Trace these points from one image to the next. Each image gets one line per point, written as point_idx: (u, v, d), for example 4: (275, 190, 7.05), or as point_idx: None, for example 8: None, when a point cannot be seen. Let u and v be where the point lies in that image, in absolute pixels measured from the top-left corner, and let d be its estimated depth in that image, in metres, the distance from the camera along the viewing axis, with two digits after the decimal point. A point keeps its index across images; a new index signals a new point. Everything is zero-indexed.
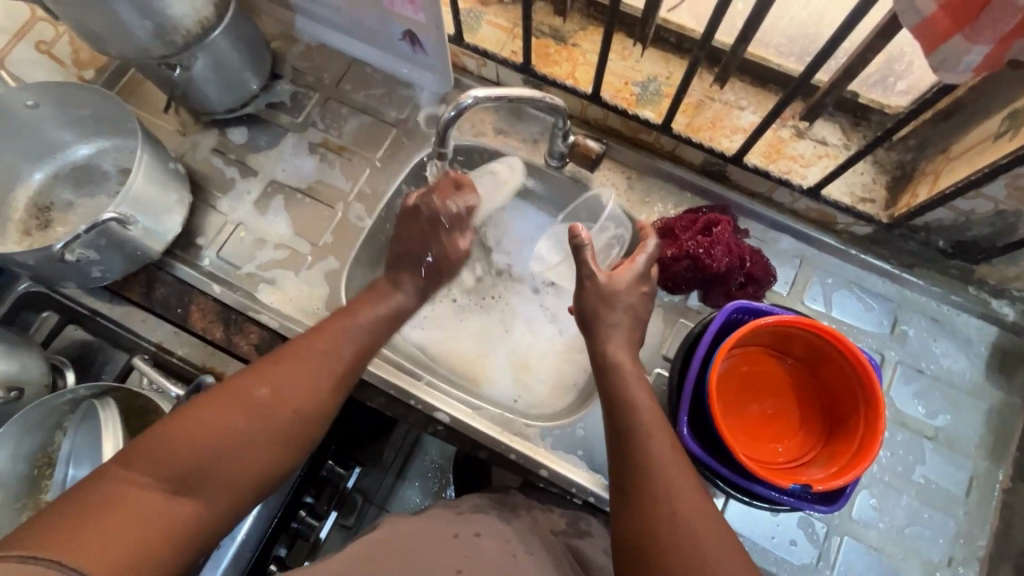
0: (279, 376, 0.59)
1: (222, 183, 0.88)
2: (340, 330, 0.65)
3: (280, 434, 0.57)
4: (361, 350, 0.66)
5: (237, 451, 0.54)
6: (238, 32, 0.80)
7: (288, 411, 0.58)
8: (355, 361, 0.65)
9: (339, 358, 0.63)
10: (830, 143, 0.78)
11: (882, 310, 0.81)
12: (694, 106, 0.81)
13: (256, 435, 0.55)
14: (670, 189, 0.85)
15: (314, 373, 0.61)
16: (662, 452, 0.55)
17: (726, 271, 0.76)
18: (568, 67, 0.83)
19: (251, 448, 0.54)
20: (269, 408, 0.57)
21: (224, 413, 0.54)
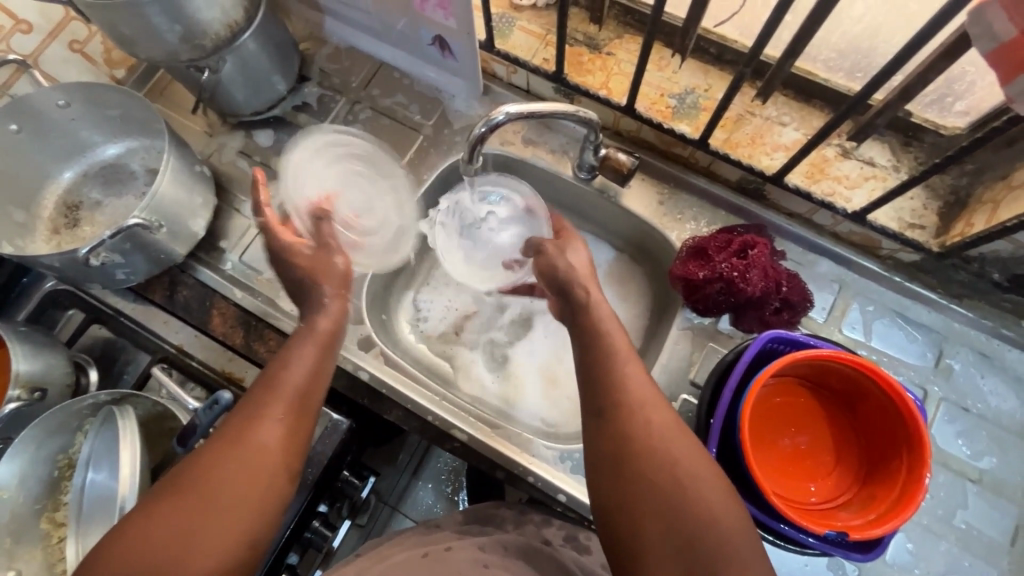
0: (225, 452, 0.49)
1: (247, 186, 0.87)
2: (279, 380, 0.56)
3: (241, 517, 0.47)
4: (315, 385, 0.58)
5: (196, 553, 0.44)
6: (267, 35, 0.79)
7: (247, 479, 0.49)
8: (306, 403, 0.56)
9: (289, 406, 0.54)
10: (878, 164, 0.73)
11: (927, 342, 0.76)
12: (733, 120, 0.77)
13: (212, 531, 0.46)
14: (704, 207, 0.82)
15: (261, 437, 0.51)
16: (631, 364, 0.56)
17: (761, 297, 0.73)
18: (602, 76, 0.80)
19: (210, 547, 0.45)
20: (224, 494, 0.47)
21: (166, 519, 0.45)
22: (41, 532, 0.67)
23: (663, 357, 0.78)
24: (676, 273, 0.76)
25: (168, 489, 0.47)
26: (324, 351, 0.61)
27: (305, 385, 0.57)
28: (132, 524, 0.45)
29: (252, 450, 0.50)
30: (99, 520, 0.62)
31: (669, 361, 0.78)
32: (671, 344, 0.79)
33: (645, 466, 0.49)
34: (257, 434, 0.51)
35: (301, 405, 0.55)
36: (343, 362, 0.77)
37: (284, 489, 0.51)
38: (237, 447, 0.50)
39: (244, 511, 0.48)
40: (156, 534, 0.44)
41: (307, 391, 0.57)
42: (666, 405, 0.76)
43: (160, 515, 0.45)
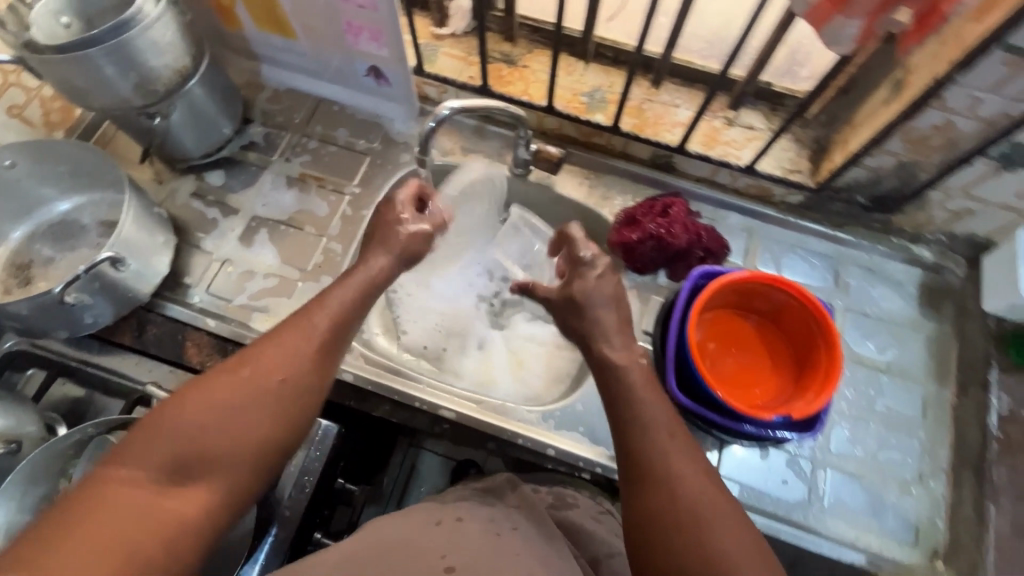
0: (272, 353, 0.57)
1: (204, 224, 0.91)
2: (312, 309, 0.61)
3: (262, 414, 0.54)
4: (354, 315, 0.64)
5: (239, 435, 0.52)
6: (213, 81, 0.85)
7: (291, 385, 0.56)
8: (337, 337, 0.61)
9: (332, 330, 0.61)
10: (756, 127, 0.89)
11: (825, 266, 0.91)
12: (638, 107, 0.91)
13: (235, 425, 0.52)
14: (627, 184, 0.94)
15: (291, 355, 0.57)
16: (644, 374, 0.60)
17: (687, 247, 0.86)
18: (522, 85, 0.93)
19: (249, 437, 0.53)
20: (266, 392, 0.55)
21: (197, 406, 0.51)
22: None
23: None
24: (614, 240, 0.87)
25: (224, 372, 0.54)
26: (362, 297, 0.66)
27: (348, 314, 0.63)
28: (183, 400, 0.52)
29: (292, 355, 0.57)
30: None
31: None
32: None
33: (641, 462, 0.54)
34: (298, 345, 0.58)
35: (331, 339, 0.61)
36: None
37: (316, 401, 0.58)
38: (281, 351, 0.57)
39: (266, 414, 0.54)
40: (203, 411, 0.51)
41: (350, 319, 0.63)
42: None
43: (206, 398, 0.52)
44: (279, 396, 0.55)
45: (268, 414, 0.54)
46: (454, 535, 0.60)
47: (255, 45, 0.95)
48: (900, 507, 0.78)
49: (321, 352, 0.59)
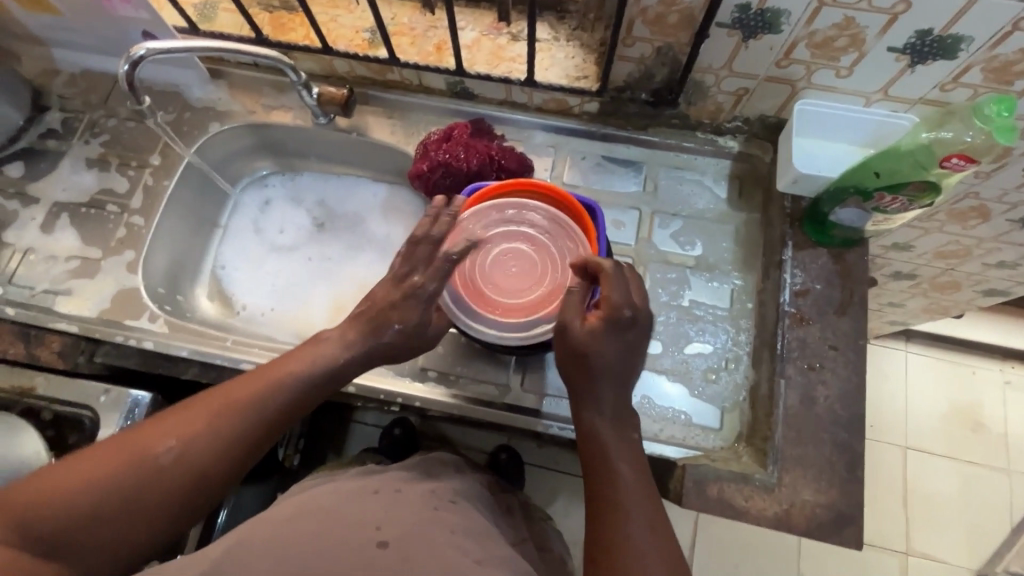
0: (187, 433, 0.58)
1: (5, 216, 0.90)
2: (262, 396, 0.61)
3: (183, 493, 0.56)
4: (293, 396, 0.63)
5: (135, 512, 0.55)
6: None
7: (195, 467, 0.57)
8: (282, 422, 0.62)
9: (264, 418, 0.61)
10: (541, 39, 0.87)
11: (633, 172, 0.90)
12: (422, 35, 0.89)
13: (143, 503, 0.55)
14: (430, 118, 0.94)
15: (225, 441, 0.59)
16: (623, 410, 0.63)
17: (478, 171, 0.84)
18: (303, 31, 0.90)
19: (150, 512, 0.55)
20: (173, 467, 0.56)
21: (114, 468, 0.55)
22: None
23: None
24: (410, 174, 0.87)
25: (131, 449, 0.56)
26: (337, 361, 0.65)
27: (284, 397, 0.62)
28: (84, 462, 0.55)
29: (215, 432, 0.58)
30: None
31: None
32: None
33: (594, 488, 0.59)
34: (227, 424, 0.59)
35: (276, 423, 0.62)
36: (130, 339, 0.82)
37: (231, 476, 0.59)
38: (211, 427, 0.58)
39: (170, 491, 0.56)
40: (103, 484, 0.54)
41: (289, 404, 0.62)
42: None
43: (107, 472, 0.54)
44: (183, 474, 0.56)
45: (175, 488, 0.56)
46: (386, 501, 0.63)
47: (32, 28, 0.93)
48: (705, 397, 0.78)
49: (249, 435, 0.60)
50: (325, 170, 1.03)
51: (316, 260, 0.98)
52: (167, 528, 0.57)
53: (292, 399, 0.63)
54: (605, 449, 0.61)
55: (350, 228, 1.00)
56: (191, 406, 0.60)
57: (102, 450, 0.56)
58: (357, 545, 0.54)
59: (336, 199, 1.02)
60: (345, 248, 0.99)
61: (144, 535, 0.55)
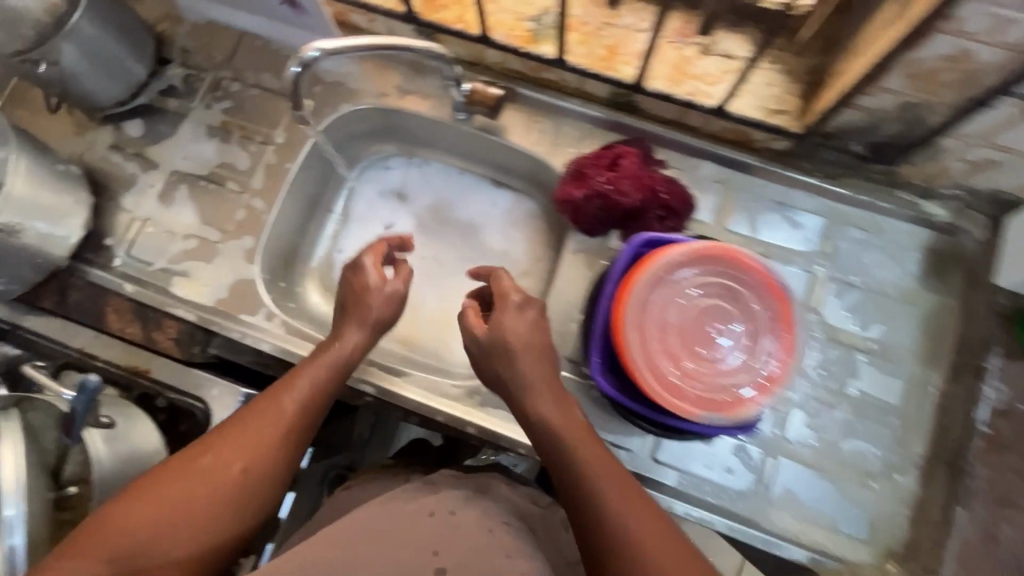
0: (234, 436, 0.55)
1: (124, 179, 0.85)
2: (281, 398, 0.58)
3: (221, 514, 0.52)
4: (320, 395, 0.60)
5: (190, 524, 0.50)
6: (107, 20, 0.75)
7: (246, 467, 0.54)
8: (309, 418, 0.59)
9: (305, 404, 0.59)
10: (736, 56, 0.73)
11: (809, 226, 0.78)
12: (593, 34, 0.76)
13: (194, 515, 0.51)
14: (581, 129, 0.82)
15: (257, 444, 0.55)
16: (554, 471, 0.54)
17: (640, 206, 0.74)
18: (457, 10, 0.78)
19: (206, 521, 0.51)
20: (216, 472, 0.53)
21: (168, 488, 0.51)
22: None
23: (558, 282, 0.78)
24: (559, 197, 0.76)
25: (165, 468, 0.53)
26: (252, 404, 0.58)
27: (327, 384, 0.61)
28: (128, 495, 0.50)
29: (263, 424, 0.56)
30: None
31: (564, 287, 0.78)
32: (565, 268, 0.79)
33: (602, 539, 0.49)
34: (275, 412, 0.57)
35: (305, 418, 0.59)
36: (246, 337, 0.78)
37: (283, 476, 0.56)
38: (242, 426, 0.56)
39: (223, 498, 0.52)
40: (148, 509, 0.50)
41: (324, 391, 0.61)
42: (566, 327, 0.77)
43: (150, 493, 0.51)
44: (232, 476, 0.53)
45: (224, 493, 0.52)
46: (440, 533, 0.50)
47: None
48: (858, 503, 0.70)
49: (292, 425, 0.57)
50: (447, 163, 0.93)
51: (432, 263, 0.90)
52: (224, 543, 0.52)
53: (316, 395, 0.60)
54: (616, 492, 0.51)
55: (469, 235, 0.91)
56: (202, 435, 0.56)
57: (146, 483, 0.51)
58: (416, 560, 0.46)
59: (454, 199, 0.93)
60: (462, 257, 0.90)
61: (202, 549, 0.51)
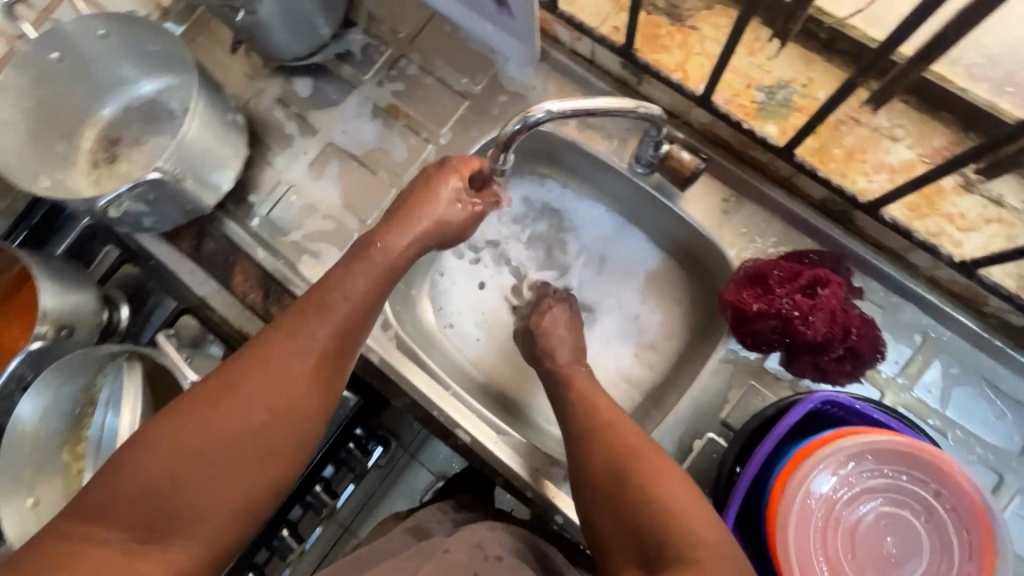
0: (258, 370, 0.47)
1: (281, 138, 0.83)
2: (294, 349, 0.49)
3: (258, 462, 0.46)
4: (350, 329, 0.53)
5: (226, 477, 0.44)
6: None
7: (284, 419, 0.47)
8: (338, 356, 0.52)
9: (329, 343, 0.51)
10: (1007, 205, 0.60)
11: (1017, 422, 0.64)
12: (831, 127, 0.64)
13: (226, 460, 0.44)
14: (774, 224, 0.70)
15: (286, 387, 0.48)
16: (609, 474, 0.51)
17: (823, 342, 0.62)
18: (679, 56, 0.69)
19: (242, 474, 0.45)
20: (251, 413, 0.46)
21: (193, 425, 0.44)
22: (63, 463, 0.71)
23: (694, 388, 0.69)
24: (727, 298, 0.66)
25: (189, 401, 0.46)
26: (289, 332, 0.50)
27: (356, 310, 0.53)
28: (147, 437, 0.44)
29: (284, 368, 0.48)
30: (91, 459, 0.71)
31: (698, 395, 0.69)
32: (706, 376, 0.69)
33: (653, 544, 0.45)
34: (293, 350, 0.49)
35: (325, 366, 0.50)
36: None
37: (317, 424, 0.50)
38: (268, 364, 0.48)
39: (257, 448, 0.46)
40: (173, 451, 0.43)
41: (353, 322, 0.53)
42: (688, 441, 0.68)
43: (172, 434, 0.44)
44: (265, 427, 0.46)
45: (254, 440, 0.46)
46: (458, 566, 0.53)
47: None
48: None
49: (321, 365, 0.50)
50: (596, 201, 0.82)
51: None
52: (260, 499, 0.46)
53: (351, 319, 0.53)
54: (636, 485, 0.48)
55: (601, 286, 0.80)
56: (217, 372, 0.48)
57: (160, 422, 0.44)
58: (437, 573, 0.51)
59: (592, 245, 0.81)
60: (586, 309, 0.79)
61: (239, 502, 0.45)
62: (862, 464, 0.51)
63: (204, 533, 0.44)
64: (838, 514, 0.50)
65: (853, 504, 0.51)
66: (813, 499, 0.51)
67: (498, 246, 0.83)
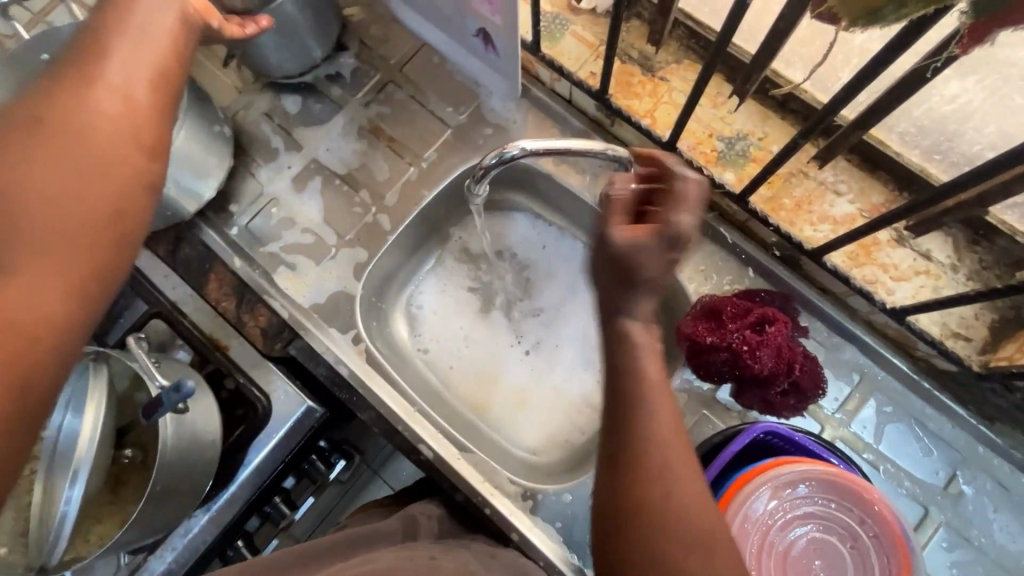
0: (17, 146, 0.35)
1: (266, 151, 0.85)
2: (74, 112, 0.37)
3: (75, 189, 0.36)
4: (153, 86, 0.40)
5: (46, 205, 0.35)
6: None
7: (86, 148, 0.36)
8: (149, 100, 0.40)
9: (129, 88, 0.39)
10: (934, 259, 0.66)
11: (942, 459, 0.69)
12: (783, 178, 0.71)
13: (14, 210, 0.34)
14: (730, 263, 0.75)
15: (71, 146, 0.36)
16: (648, 487, 0.39)
17: (769, 376, 0.67)
18: (649, 103, 0.74)
19: (65, 203, 0.35)
20: (30, 185, 0.34)
21: None
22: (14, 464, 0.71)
23: None
24: (683, 330, 0.70)
25: None
26: (43, 105, 0.36)
27: (141, 58, 0.40)
28: None
29: (70, 117, 0.36)
30: (44, 466, 0.66)
31: None
32: None
33: None
34: (82, 104, 0.37)
35: (133, 118, 0.39)
36: (326, 351, 0.77)
37: (140, 169, 0.39)
38: (43, 131, 0.36)
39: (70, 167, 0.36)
40: None
41: (144, 84, 0.40)
42: None
43: None
44: (74, 157, 0.36)
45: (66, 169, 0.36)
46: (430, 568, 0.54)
47: None
48: None
49: (128, 109, 0.39)
50: (566, 231, 0.86)
51: (519, 337, 0.84)
52: (95, 235, 0.36)
53: (144, 86, 0.40)
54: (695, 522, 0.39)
55: (568, 316, 0.83)
56: None
57: None
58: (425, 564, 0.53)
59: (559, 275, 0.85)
60: (553, 336, 0.83)
61: (56, 236, 0.35)
62: (798, 491, 0.55)
63: (21, 358, 0.33)
64: (771, 535, 0.55)
65: (785, 526, 0.55)
66: (750, 520, 0.55)
67: (473, 268, 0.87)
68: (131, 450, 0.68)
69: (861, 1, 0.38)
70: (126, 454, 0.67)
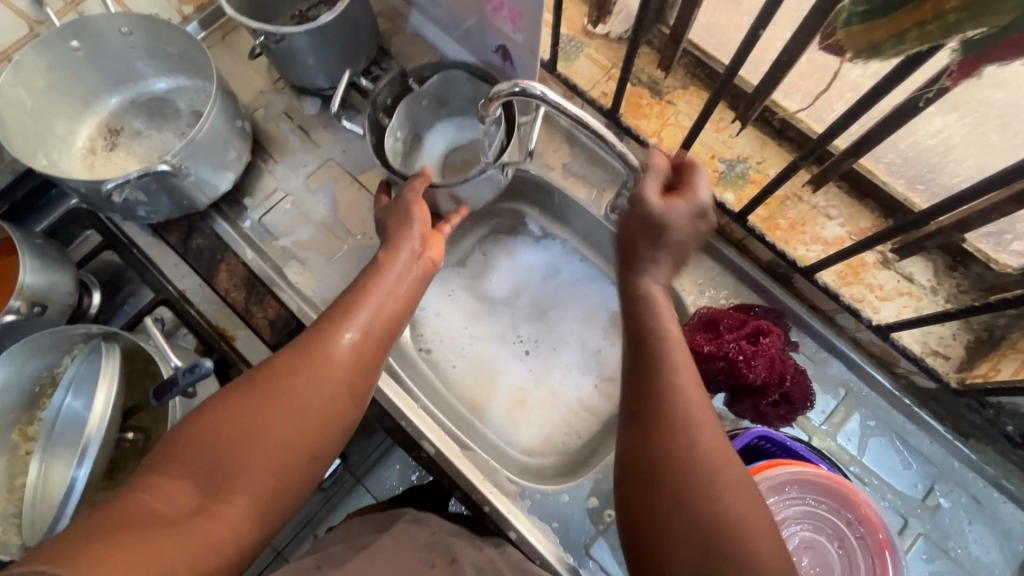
0: (305, 354, 0.55)
1: (284, 148, 0.87)
2: (329, 351, 0.55)
3: (309, 421, 0.53)
4: (390, 323, 0.60)
5: (301, 409, 0.52)
6: (348, 24, 0.76)
7: (330, 386, 0.54)
8: (362, 368, 0.57)
9: (364, 337, 0.58)
10: (917, 281, 0.71)
11: (920, 472, 0.73)
12: (779, 201, 0.76)
13: (287, 409, 0.52)
14: (726, 278, 0.79)
15: (325, 373, 0.54)
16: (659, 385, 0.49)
17: (761, 386, 0.70)
18: (656, 123, 0.79)
19: (306, 417, 0.52)
20: (299, 387, 0.53)
21: (247, 412, 0.51)
22: (10, 442, 0.70)
23: None
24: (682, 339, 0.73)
25: (244, 382, 0.53)
26: (315, 338, 0.56)
27: (389, 295, 0.61)
28: (202, 416, 0.50)
29: (324, 359, 0.55)
30: (44, 444, 0.67)
31: None
32: None
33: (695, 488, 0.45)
34: (331, 351, 0.55)
35: (358, 363, 0.57)
36: None
37: (349, 406, 0.56)
38: (311, 356, 0.55)
39: (319, 394, 0.54)
40: (227, 424, 0.50)
41: (382, 318, 0.60)
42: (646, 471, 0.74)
43: (234, 410, 0.51)
44: (313, 397, 0.53)
45: (313, 397, 0.53)
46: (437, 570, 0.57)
47: None
48: None
49: (356, 360, 0.57)
50: (567, 241, 0.89)
51: (521, 339, 0.85)
52: (303, 467, 0.52)
53: (387, 322, 0.60)
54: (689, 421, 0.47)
55: (563, 320, 0.85)
56: (260, 370, 0.54)
57: (212, 413, 0.50)
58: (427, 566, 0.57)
59: (556, 279, 0.87)
60: (550, 339, 0.85)
61: (292, 446, 0.51)
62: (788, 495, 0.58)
63: (258, 496, 0.49)
64: None
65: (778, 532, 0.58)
66: None
67: (478, 269, 0.88)
68: (133, 432, 0.72)
69: (864, 39, 0.45)
70: (128, 435, 0.72)
